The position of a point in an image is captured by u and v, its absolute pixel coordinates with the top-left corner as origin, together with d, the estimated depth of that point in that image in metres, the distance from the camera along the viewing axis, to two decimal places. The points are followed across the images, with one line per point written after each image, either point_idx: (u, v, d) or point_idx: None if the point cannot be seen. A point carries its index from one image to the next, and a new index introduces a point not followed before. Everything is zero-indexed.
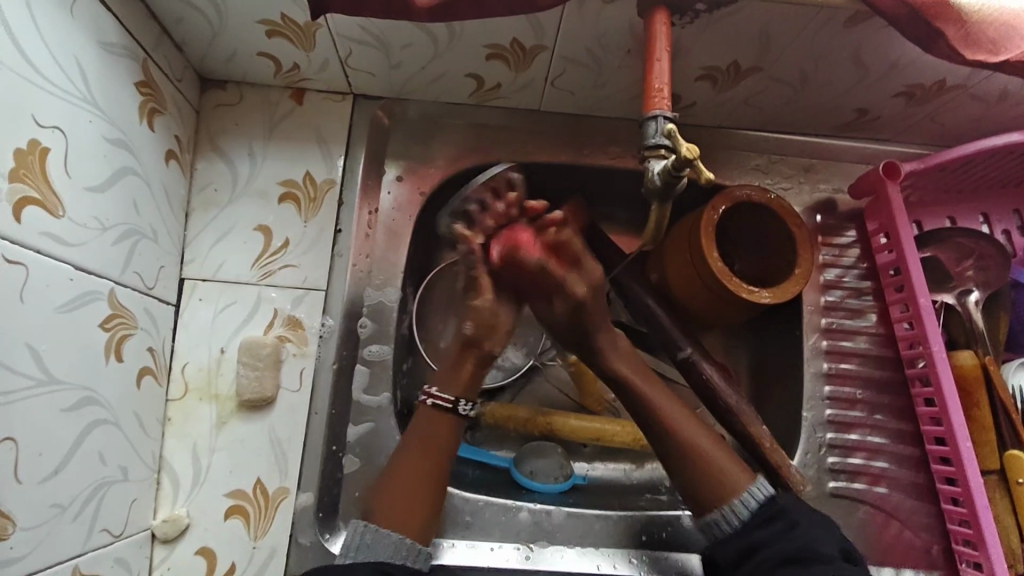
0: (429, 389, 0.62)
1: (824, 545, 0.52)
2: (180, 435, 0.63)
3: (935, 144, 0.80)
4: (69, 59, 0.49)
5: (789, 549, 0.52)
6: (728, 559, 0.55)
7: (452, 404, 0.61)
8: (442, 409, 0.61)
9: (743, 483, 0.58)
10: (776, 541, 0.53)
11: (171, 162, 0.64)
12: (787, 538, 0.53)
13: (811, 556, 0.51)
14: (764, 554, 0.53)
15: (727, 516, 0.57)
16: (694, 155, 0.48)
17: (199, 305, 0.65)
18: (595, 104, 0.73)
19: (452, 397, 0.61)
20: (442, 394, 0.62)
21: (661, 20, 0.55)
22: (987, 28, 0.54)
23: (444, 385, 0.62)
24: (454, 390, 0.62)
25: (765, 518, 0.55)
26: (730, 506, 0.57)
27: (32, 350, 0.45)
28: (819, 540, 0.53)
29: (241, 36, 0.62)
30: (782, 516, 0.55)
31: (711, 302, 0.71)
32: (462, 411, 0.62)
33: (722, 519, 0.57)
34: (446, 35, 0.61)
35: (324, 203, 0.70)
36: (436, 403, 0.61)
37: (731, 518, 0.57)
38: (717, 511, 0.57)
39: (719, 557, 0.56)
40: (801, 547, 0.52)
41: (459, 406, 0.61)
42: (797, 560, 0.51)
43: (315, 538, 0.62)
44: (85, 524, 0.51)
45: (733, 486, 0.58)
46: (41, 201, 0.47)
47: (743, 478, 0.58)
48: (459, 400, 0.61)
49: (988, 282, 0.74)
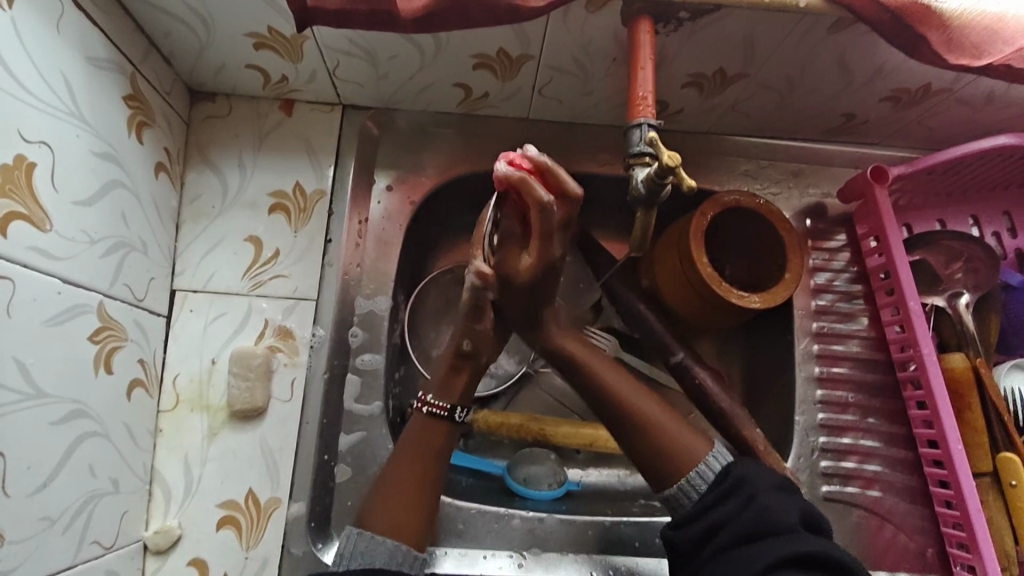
0: (424, 398, 0.63)
1: (784, 514, 0.50)
2: (172, 446, 0.63)
3: (923, 147, 0.80)
4: (55, 74, 0.50)
5: (750, 522, 0.50)
6: (691, 541, 0.52)
7: (448, 412, 0.62)
8: (439, 417, 0.62)
9: (701, 450, 0.56)
10: (736, 517, 0.51)
11: (161, 174, 0.65)
12: (747, 513, 0.51)
13: (772, 531, 0.49)
14: (721, 532, 0.51)
15: (684, 490, 0.54)
16: (674, 163, 0.48)
17: (190, 316, 0.66)
18: (583, 112, 0.74)
19: (449, 405, 0.62)
20: (438, 402, 0.62)
21: (644, 30, 0.56)
22: (969, 33, 0.55)
23: (440, 395, 0.63)
24: (449, 399, 0.62)
25: (722, 491, 0.53)
26: (687, 479, 0.54)
27: (19, 364, 0.46)
28: (778, 510, 0.50)
29: (228, 49, 0.63)
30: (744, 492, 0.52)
31: (702, 309, 0.72)
32: (458, 419, 0.62)
33: (681, 494, 0.54)
34: (432, 46, 0.62)
35: (315, 213, 0.70)
36: (433, 411, 0.62)
37: (690, 492, 0.54)
38: (677, 483, 0.55)
39: (679, 539, 0.53)
40: (760, 520, 0.50)
41: (457, 413, 0.62)
42: (754, 536, 0.49)
43: (306, 548, 0.62)
44: (75, 536, 0.52)
45: (692, 455, 0.55)
46: (28, 216, 0.47)
47: (701, 448, 0.56)
48: (456, 408, 0.62)
49: (977, 284, 0.75)
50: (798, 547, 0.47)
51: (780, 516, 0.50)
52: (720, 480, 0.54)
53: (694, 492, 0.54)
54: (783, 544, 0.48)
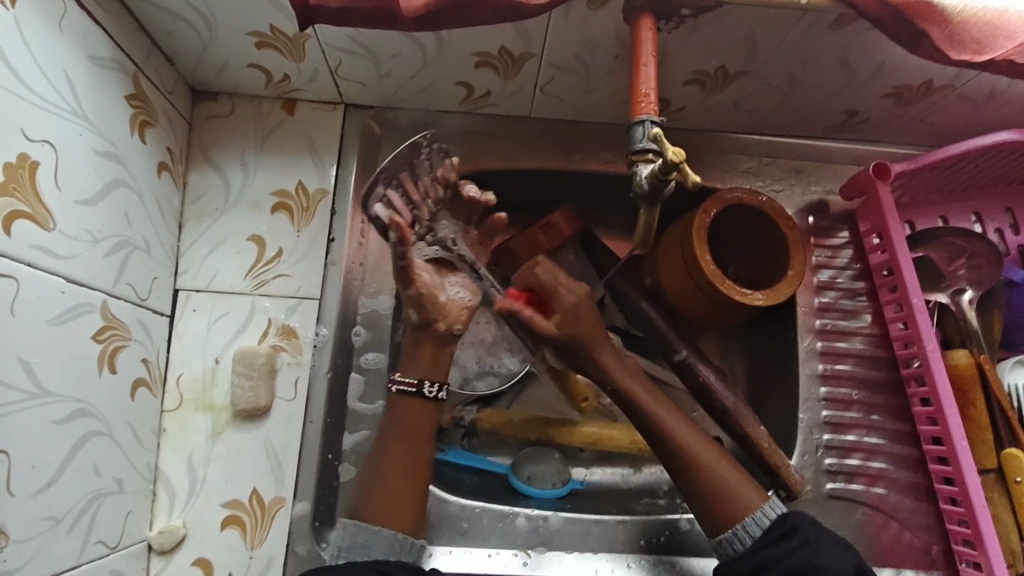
0: (394, 376, 0.62)
1: (829, 560, 0.52)
2: (175, 446, 0.63)
3: (925, 144, 0.80)
4: (58, 72, 0.50)
5: (795, 566, 0.51)
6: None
7: (416, 387, 0.61)
8: (407, 393, 0.61)
9: (755, 501, 0.58)
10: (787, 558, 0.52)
11: (164, 174, 0.65)
12: (794, 555, 0.52)
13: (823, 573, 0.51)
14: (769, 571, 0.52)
15: (738, 535, 0.56)
16: (678, 159, 0.48)
17: (194, 316, 0.66)
18: (585, 110, 0.74)
19: (417, 380, 0.61)
20: (406, 379, 0.61)
21: (646, 27, 0.56)
22: (971, 28, 0.55)
23: (407, 370, 0.62)
24: (418, 373, 0.61)
25: (776, 535, 0.55)
26: (742, 525, 0.56)
27: (24, 364, 0.46)
28: (828, 557, 0.52)
29: (230, 48, 0.63)
30: (794, 534, 0.54)
31: (706, 306, 0.71)
32: (429, 394, 0.61)
33: (734, 538, 0.56)
34: (434, 44, 0.62)
35: (318, 212, 0.70)
36: (400, 388, 0.61)
37: (745, 538, 0.56)
38: (732, 527, 0.57)
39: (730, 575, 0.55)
40: (808, 563, 0.52)
41: (425, 388, 0.61)
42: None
43: (311, 547, 0.62)
44: (79, 536, 0.51)
45: (746, 504, 0.57)
46: (32, 215, 0.47)
47: (756, 496, 0.58)
48: (423, 382, 0.61)
49: (981, 280, 0.74)
50: None
51: (824, 562, 0.52)
52: (777, 525, 0.56)
53: (749, 536, 0.56)
54: None
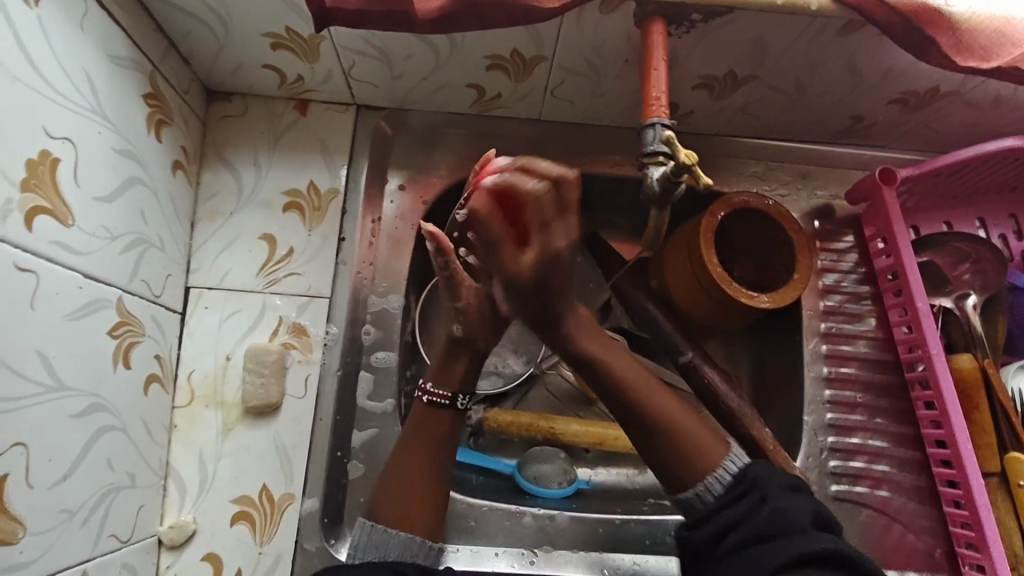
0: (425, 385, 0.62)
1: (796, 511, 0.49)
2: (186, 442, 0.63)
3: (929, 150, 0.81)
4: (79, 72, 0.50)
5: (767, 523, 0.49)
6: (706, 538, 0.51)
7: (451, 399, 0.61)
8: (440, 404, 0.61)
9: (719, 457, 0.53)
10: (751, 517, 0.49)
11: (178, 172, 0.65)
12: (760, 512, 0.49)
13: (782, 530, 0.48)
14: (735, 531, 0.49)
15: (699, 493, 0.52)
16: (692, 161, 0.51)
17: (205, 312, 0.66)
18: (594, 113, 0.74)
19: (450, 393, 0.62)
20: (439, 390, 0.62)
21: (657, 31, 0.56)
22: (979, 35, 0.56)
23: (440, 381, 0.62)
24: (449, 386, 0.62)
25: (737, 492, 0.51)
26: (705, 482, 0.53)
27: (43, 358, 0.46)
28: (788, 507, 0.49)
29: (245, 49, 0.63)
30: (754, 490, 0.51)
31: (713, 308, 0.72)
32: (460, 406, 0.62)
33: (696, 497, 0.53)
34: (447, 47, 0.62)
35: (328, 212, 0.71)
36: (434, 399, 0.61)
37: (705, 495, 0.52)
38: (692, 487, 0.53)
39: (693, 539, 0.52)
40: (777, 520, 0.48)
41: (458, 400, 0.62)
42: (766, 537, 0.48)
43: (320, 544, 0.63)
44: (93, 529, 0.52)
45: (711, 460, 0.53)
46: (52, 211, 0.48)
47: (718, 448, 0.54)
48: (459, 394, 0.62)
49: (986, 285, 0.76)
50: (804, 546, 0.46)
51: (790, 517, 0.49)
52: None
53: (710, 493, 0.52)
54: (794, 545, 0.46)
